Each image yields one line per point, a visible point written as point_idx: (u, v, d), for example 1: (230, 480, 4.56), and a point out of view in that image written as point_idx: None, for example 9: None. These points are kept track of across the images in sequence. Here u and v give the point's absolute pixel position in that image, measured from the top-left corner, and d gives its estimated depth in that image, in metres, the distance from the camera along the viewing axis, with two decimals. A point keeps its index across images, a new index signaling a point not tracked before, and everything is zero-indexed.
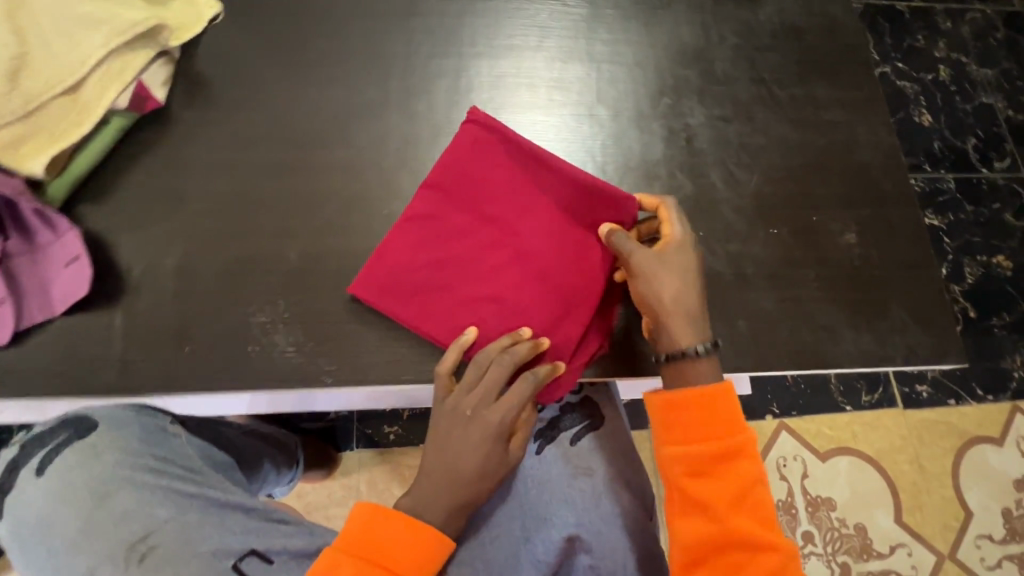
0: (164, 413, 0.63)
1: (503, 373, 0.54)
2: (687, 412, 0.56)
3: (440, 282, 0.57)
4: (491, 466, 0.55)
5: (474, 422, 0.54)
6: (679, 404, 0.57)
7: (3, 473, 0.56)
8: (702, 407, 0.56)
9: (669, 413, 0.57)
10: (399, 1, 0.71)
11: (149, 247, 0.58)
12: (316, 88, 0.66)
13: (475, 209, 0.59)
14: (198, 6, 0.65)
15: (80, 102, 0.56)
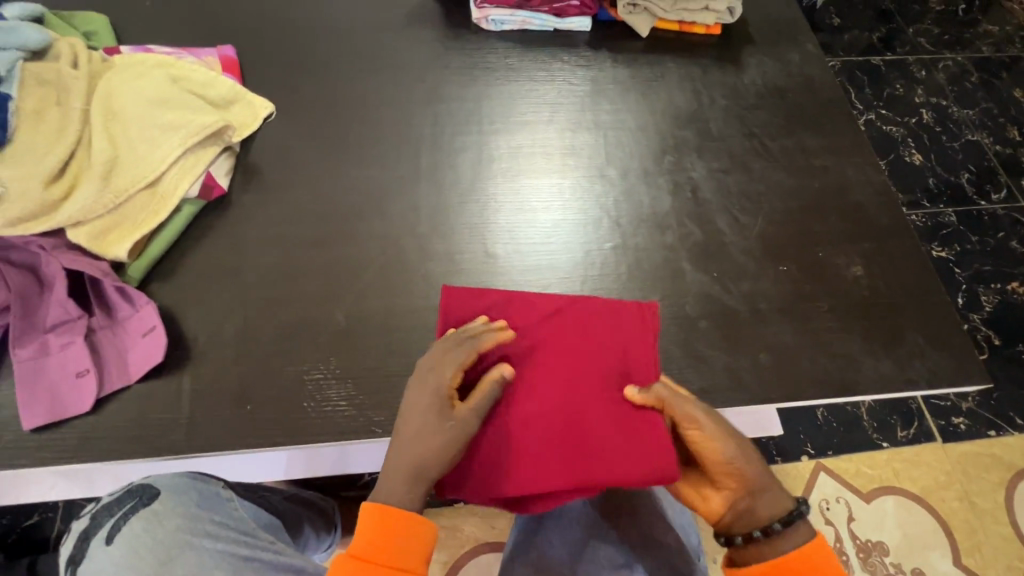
0: (217, 478, 0.65)
1: (449, 342, 0.54)
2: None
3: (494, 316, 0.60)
4: (415, 441, 0.51)
5: (416, 383, 0.53)
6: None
7: (76, 542, 0.60)
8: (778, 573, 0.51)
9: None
10: (425, 91, 0.82)
11: (213, 318, 0.64)
12: (357, 168, 0.75)
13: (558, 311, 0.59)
14: (253, 108, 0.76)
15: (159, 193, 0.64)
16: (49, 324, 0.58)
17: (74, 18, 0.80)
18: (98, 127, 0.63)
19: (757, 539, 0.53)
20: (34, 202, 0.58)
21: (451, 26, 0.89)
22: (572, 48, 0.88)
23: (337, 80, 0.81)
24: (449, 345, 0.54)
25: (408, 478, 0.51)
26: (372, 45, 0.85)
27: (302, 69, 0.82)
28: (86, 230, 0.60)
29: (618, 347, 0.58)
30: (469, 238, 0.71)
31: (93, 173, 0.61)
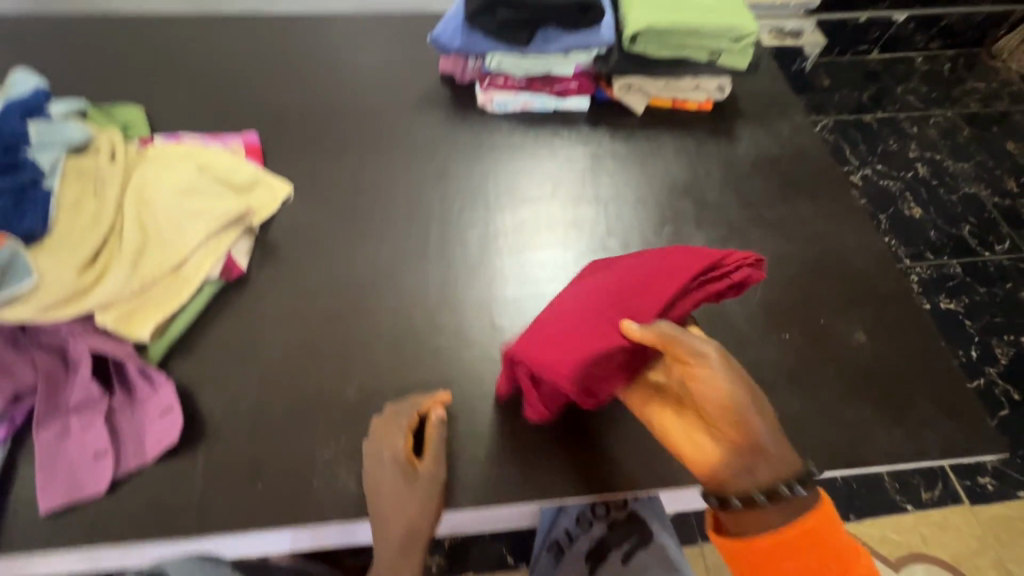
0: (224, 562, 0.65)
1: (394, 417, 0.62)
2: (776, 561, 0.51)
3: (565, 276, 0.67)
4: (397, 513, 0.59)
5: (375, 464, 0.60)
6: (768, 555, 0.51)
7: None
8: (804, 554, 0.50)
9: (731, 553, 0.53)
10: (435, 169, 0.87)
11: (228, 395, 0.66)
12: (370, 245, 0.78)
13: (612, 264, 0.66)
14: (274, 190, 0.80)
15: (182, 276, 0.68)
16: (72, 406, 0.60)
17: (113, 111, 0.87)
18: (130, 216, 0.67)
19: (761, 505, 0.51)
20: (67, 288, 0.61)
21: (459, 108, 0.95)
22: (572, 125, 0.93)
23: (352, 161, 0.87)
24: (390, 420, 0.62)
25: (411, 544, 0.60)
26: (385, 127, 0.92)
27: (320, 151, 0.88)
28: (113, 313, 0.63)
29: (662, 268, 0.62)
30: (477, 311, 0.73)
31: (123, 258, 0.65)
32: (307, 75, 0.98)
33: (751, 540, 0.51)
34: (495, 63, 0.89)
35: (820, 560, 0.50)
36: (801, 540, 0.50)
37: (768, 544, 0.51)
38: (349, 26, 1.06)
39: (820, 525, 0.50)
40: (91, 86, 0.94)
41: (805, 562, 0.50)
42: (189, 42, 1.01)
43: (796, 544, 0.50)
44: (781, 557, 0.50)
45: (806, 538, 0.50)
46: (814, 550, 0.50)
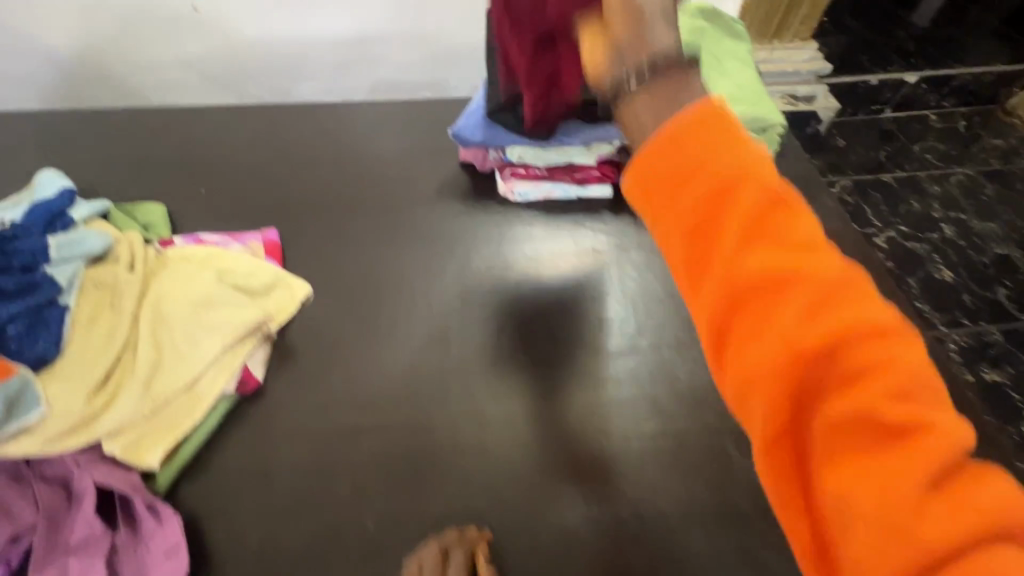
0: None
1: (438, 554, 0.58)
2: (753, 198, 0.31)
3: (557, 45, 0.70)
4: None
5: None
6: (737, 194, 0.31)
7: None
8: (800, 257, 0.31)
9: (677, 146, 0.32)
10: (457, 265, 0.84)
11: (240, 528, 0.62)
12: (389, 351, 0.75)
13: None
14: (293, 290, 0.78)
15: (195, 393, 0.65)
16: (72, 545, 0.56)
17: (136, 211, 0.87)
18: (145, 332, 0.65)
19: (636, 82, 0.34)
20: (75, 416, 0.59)
21: (479, 198, 0.94)
22: (596, 214, 0.91)
23: (371, 257, 0.85)
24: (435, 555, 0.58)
25: None
26: (404, 219, 0.90)
27: (339, 247, 0.86)
28: (121, 441, 0.60)
29: None
30: (501, 425, 0.69)
31: (135, 379, 0.63)
32: (327, 166, 0.98)
33: (706, 144, 0.32)
34: (517, 155, 0.89)
35: (833, 306, 0.30)
36: (813, 297, 0.30)
37: (717, 143, 0.32)
38: (369, 114, 1.08)
39: (836, 266, 0.31)
40: (115, 183, 0.95)
41: (814, 315, 0.30)
42: (212, 135, 1.03)
43: (791, 257, 0.31)
44: (774, 298, 0.31)
45: (816, 281, 0.30)
46: (830, 303, 0.30)
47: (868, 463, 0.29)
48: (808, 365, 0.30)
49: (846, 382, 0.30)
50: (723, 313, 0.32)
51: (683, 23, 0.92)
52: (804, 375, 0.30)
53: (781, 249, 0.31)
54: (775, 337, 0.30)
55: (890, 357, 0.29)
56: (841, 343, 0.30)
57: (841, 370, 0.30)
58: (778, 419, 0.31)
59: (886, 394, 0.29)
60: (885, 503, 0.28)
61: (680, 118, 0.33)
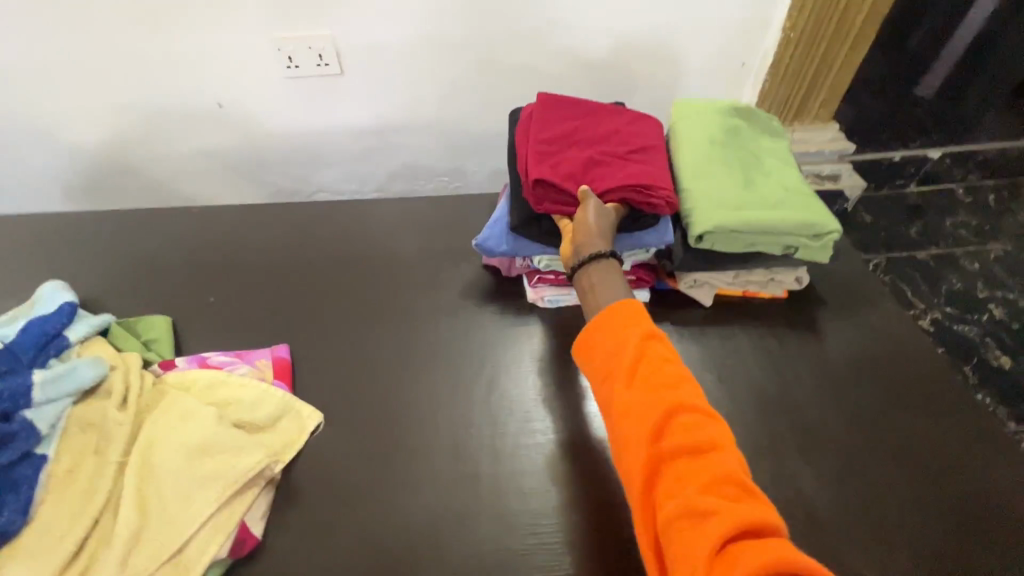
0: None
1: None
2: (651, 353, 0.57)
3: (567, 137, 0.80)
4: None
5: None
6: (641, 348, 0.58)
7: None
8: (677, 388, 0.54)
9: (611, 321, 0.61)
10: (484, 386, 0.76)
11: None
12: (408, 496, 0.66)
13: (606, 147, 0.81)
14: (301, 419, 0.70)
15: (183, 563, 0.55)
16: None
17: (138, 325, 0.81)
18: (128, 487, 0.56)
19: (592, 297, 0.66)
20: None
21: (507, 305, 0.88)
22: None
23: (390, 375, 0.78)
24: None
25: None
26: (426, 331, 0.84)
27: (355, 363, 0.79)
28: None
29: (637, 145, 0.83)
30: None
31: (112, 550, 0.53)
32: (344, 269, 0.93)
33: (628, 322, 0.60)
34: (544, 262, 0.82)
35: (693, 422, 0.52)
36: (684, 410, 0.53)
37: (636, 320, 0.60)
38: (389, 211, 1.04)
39: (700, 402, 0.54)
40: (121, 290, 0.90)
41: (680, 421, 0.52)
42: (226, 236, 0.99)
43: (672, 389, 0.54)
44: (660, 405, 0.53)
45: (710, 432, 0.51)
46: (693, 419, 0.52)
47: (705, 512, 0.46)
48: (670, 449, 0.51)
49: (694, 462, 0.50)
50: (625, 412, 0.55)
51: (717, 122, 0.89)
52: (666, 452, 0.51)
53: (697, 422, 0.52)
54: (655, 425, 0.52)
55: (724, 451, 0.50)
56: (695, 438, 0.51)
57: (688, 456, 0.51)
58: (648, 484, 0.51)
59: (719, 470, 0.49)
60: (710, 541, 0.44)
61: (618, 305, 0.62)
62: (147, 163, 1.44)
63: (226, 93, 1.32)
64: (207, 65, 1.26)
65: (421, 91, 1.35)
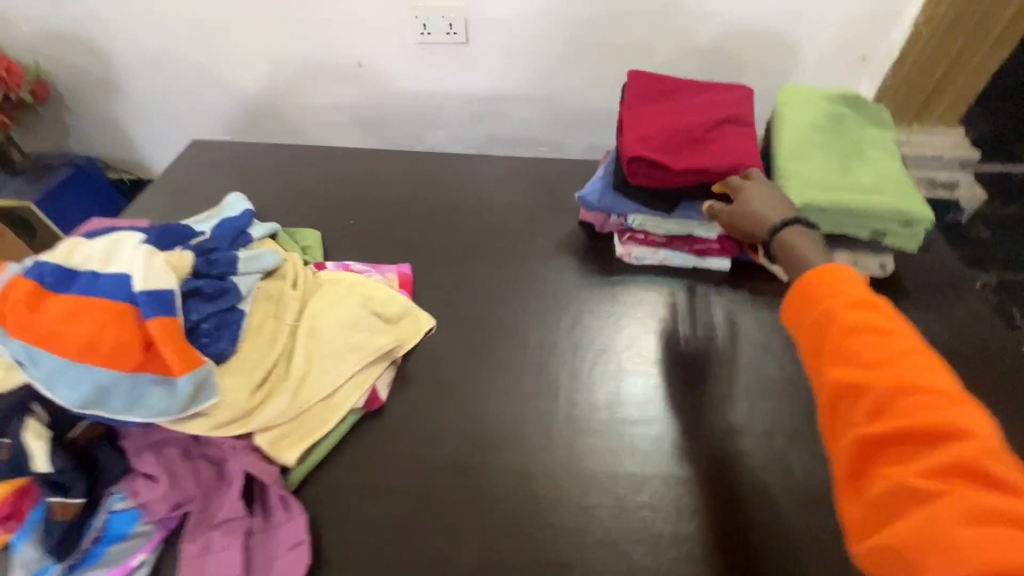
0: None
1: None
2: (864, 318, 0.48)
3: (665, 111, 0.93)
4: None
5: None
6: (845, 314, 0.50)
7: None
8: (900, 363, 0.45)
9: (823, 290, 0.53)
10: (568, 319, 0.89)
11: (351, 535, 0.66)
12: (496, 395, 0.79)
13: (698, 117, 0.90)
14: (418, 321, 0.85)
15: (332, 405, 0.72)
16: (219, 521, 0.64)
17: (297, 235, 1.00)
18: (300, 344, 0.74)
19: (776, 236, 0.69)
20: (239, 409, 0.67)
21: (595, 259, 0.98)
22: (711, 287, 0.92)
23: (490, 301, 0.92)
24: None
25: None
26: (522, 271, 0.97)
27: (461, 289, 0.93)
28: (269, 436, 0.68)
29: (731, 125, 0.90)
30: (596, 490, 0.69)
31: (288, 384, 0.71)
32: (457, 212, 1.08)
33: (831, 288, 0.52)
34: (637, 222, 0.92)
35: (927, 403, 0.42)
36: (907, 386, 0.43)
37: (840, 288, 0.52)
38: (498, 168, 1.18)
39: (942, 382, 0.43)
40: (280, 207, 1.10)
41: (914, 401, 0.43)
42: (362, 174, 1.17)
43: (890, 360, 0.45)
44: (875, 380, 0.45)
45: (954, 411, 0.41)
46: (927, 398, 0.43)
47: (934, 499, 0.39)
48: (890, 425, 0.43)
49: (925, 445, 0.41)
50: (837, 391, 0.47)
51: (823, 109, 0.93)
52: (884, 433, 0.43)
53: (935, 395, 0.43)
54: (870, 404, 0.45)
55: (982, 441, 0.40)
56: (919, 419, 0.42)
57: (920, 436, 0.42)
58: (859, 464, 0.45)
59: (964, 456, 0.39)
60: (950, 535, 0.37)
61: (817, 276, 0.54)
62: (291, 110, 1.68)
63: (365, 54, 1.51)
64: (356, 29, 1.46)
65: (535, 63, 1.46)
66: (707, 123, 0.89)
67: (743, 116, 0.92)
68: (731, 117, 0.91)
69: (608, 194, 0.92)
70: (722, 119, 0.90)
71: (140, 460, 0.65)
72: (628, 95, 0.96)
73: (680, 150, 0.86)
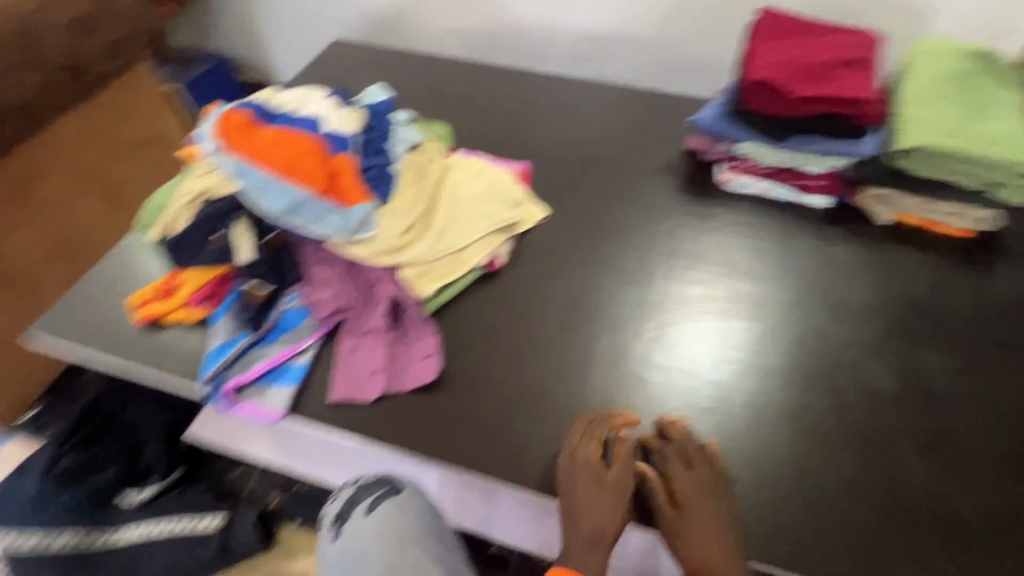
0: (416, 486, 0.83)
1: (582, 435, 0.71)
2: None
3: (791, 47, 0.96)
4: (603, 506, 0.66)
5: (577, 473, 0.68)
6: None
7: (343, 505, 0.81)
8: None
9: None
10: (667, 227, 0.97)
11: (472, 360, 0.80)
12: (597, 278, 0.90)
13: (824, 56, 0.93)
14: (533, 209, 0.95)
15: (461, 258, 0.85)
16: (367, 328, 0.77)
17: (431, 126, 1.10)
18: (440, 204, 0.87)
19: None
20: (390, 243, 0.80)
21: (698, 182, 1.05)
22: (807, 221, 0.99)
23: (597, 204, 1.02)
24: (583, 437, 0.70)
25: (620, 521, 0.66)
26: (628, 184, 1.05)
27: (571, 191, 1.04)
28: (410, 271, 0.81)
29: (856, 65, 0.93)
30: (680, 363, 0.80)
31: (429, 234, 0.84)
32: (571, 125, 1.16)
33: None
34: (745, 152, 0.97)
35: None
36: None
37: None
38: (612, 92, 1.24)
39: None
40: (412, 103, 1.22)
41: None
42: (484, 81, 1.27)
43: None
44: None
45: None
46: None
47: None
48: None
49: None
50: None
51: (954, 62, 0.94)
52: None
53: None
54: None
55: None
56: None
57: None
58: None
59: None
60: None
61: None
62: None
63: None
64: None
65: None
66: (832, 61, 0.92)
67: (869, 58, 0.94)
68: (856, 58, 0.93)
69: (722, 123, 0.97)
70: (847, 59, 0.93)
71: (313, 269, 0.80)
72: (756, 31, 1.00)
73: (803, 84, 0.90)
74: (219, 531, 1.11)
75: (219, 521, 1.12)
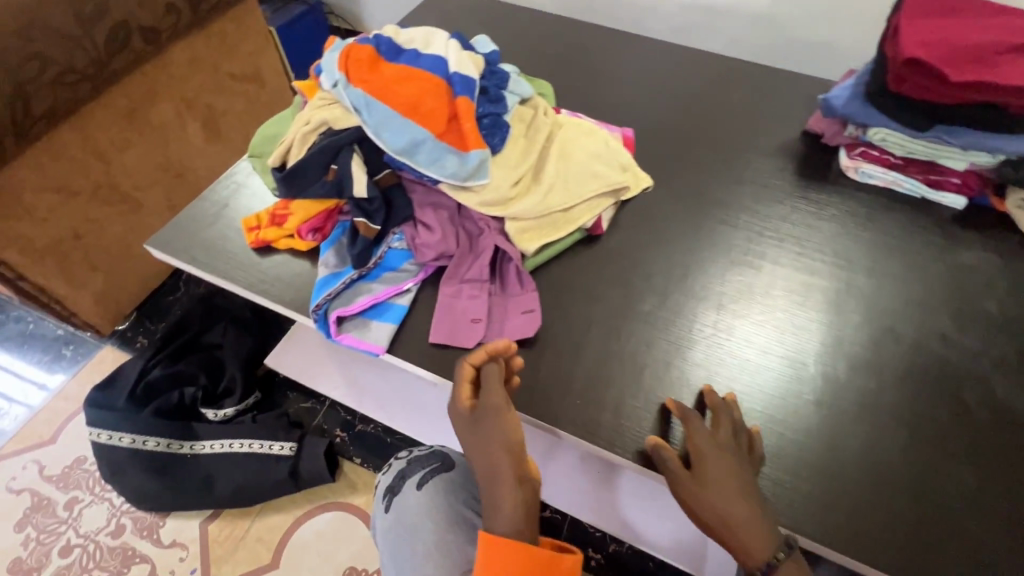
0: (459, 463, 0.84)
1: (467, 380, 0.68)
2: None
3: (952, 20, 0.85)
4: (491, 453, 0.64)
5: (470, 422, 0.66)
6: None
7: (394, 478, 0.82)
8: None
9: None
10: (779, 210, 0.92)
11: (569, 322, 0.80)
12: (702, 254, 0.87)
13: (993, 33, 0.82)
14: (638, 178, 0.93)
15: (567, 218, 0.83)
16: (469, 276, 0.78)
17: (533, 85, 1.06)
18: (551, 159, 0.84)
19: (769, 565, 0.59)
20: (501, 194, 0.79)
21: (816, 167, 0.99)
22: (936, 219, 0.91)
23: (704, 180, 0.97)
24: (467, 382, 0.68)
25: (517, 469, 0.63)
26: (738, 162, 1.00)
27: (677, 164, 0.99)
28: (517, 224, 0.80)
29: None
30: (786, 347, 0.77)
31: (538, 188, 0.81)
32: (679, 96, 1.11)
33: None
34: (879, 136, 0.88)
35: None
36: None
37: None
38: (726, 64, 1.17)
39: None
40: (516, 58, 1.19)
41: None
42: (591, 42, 1.22)
43: None
44: None
45: None
46: None
47: None
48: None
49: None
50: None
51: None
52: None
53: None
54: None
55: None
56: None
57: None
58: None
59: None
60: None
61: None
62: None
63: None
64: None
65: None
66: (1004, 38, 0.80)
67: None
68: None
69: (855, 104, 0.89)
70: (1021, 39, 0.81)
71: (422, 212, 0.80)
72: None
73: (968, 60, 0.78)
74: (289, 459, 1.15)
75: (288, 450, 1.16)
